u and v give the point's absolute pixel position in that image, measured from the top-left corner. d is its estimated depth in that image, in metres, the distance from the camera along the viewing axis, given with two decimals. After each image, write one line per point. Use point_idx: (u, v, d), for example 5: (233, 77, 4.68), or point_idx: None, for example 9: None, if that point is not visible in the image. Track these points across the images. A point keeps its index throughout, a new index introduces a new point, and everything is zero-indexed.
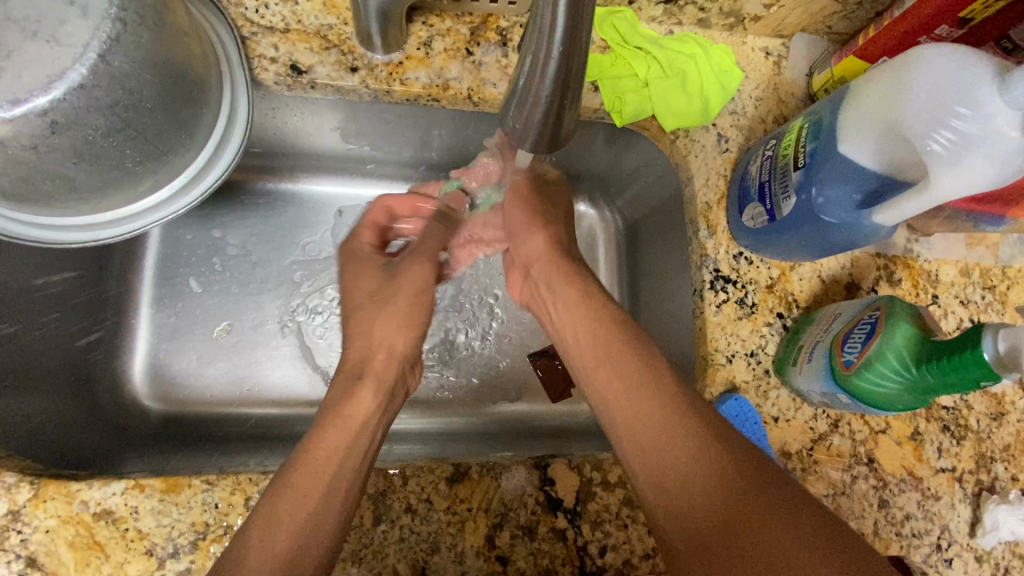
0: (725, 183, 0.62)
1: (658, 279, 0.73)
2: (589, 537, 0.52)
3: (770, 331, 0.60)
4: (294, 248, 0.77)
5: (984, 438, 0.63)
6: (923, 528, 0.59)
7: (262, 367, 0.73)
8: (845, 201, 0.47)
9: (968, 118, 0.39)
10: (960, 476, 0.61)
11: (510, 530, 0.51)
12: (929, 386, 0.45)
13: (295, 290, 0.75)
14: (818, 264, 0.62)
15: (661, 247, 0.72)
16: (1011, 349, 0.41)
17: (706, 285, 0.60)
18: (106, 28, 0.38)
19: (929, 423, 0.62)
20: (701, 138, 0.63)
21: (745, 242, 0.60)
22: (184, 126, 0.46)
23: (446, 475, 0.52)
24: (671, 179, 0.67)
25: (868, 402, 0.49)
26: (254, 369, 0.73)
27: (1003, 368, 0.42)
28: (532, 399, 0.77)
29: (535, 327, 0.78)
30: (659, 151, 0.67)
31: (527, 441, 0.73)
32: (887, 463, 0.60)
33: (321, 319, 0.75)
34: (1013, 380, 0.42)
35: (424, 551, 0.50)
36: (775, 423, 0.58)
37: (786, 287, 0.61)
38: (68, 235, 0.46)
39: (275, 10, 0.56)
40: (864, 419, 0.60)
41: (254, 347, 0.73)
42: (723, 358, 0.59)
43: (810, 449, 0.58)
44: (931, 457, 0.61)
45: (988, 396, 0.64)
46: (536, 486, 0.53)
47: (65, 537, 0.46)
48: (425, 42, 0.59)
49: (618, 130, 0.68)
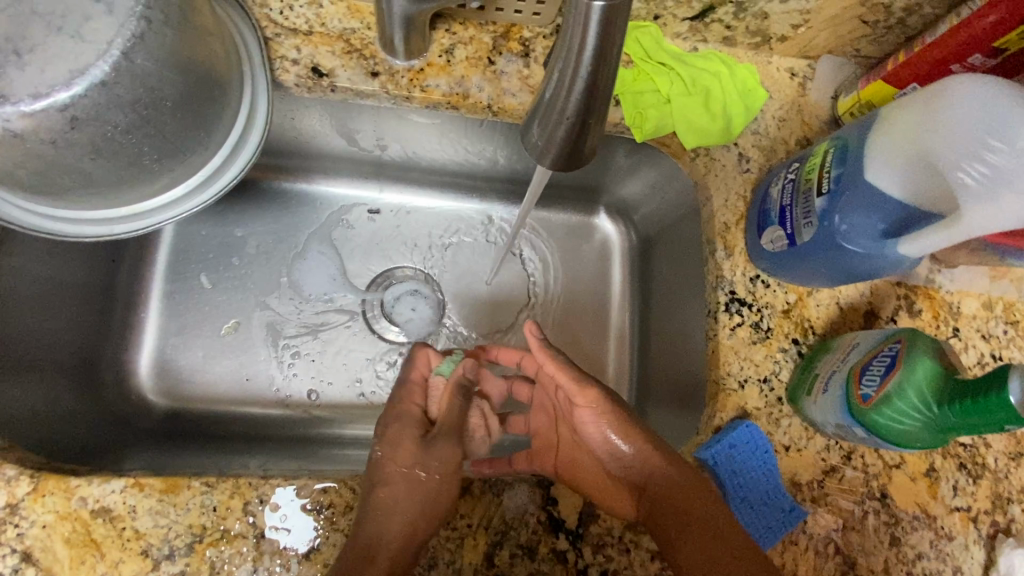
0: (745, 205, 0.61)
1: (668, 298, 0.72)
2: (590, 561, 0.51)
3: (784, 357, 0.59)
4: (306, 251, 0.76)
5: (1000, 478, 0.61)
6: (935, 568, 0.57)
7: (266, 366, 0.72)
8: (868, 230, 0.46)
9: (1004, 151, 0.38)
10: (975, 516, 0.59)
11: (509, 549, 0.50)
12: (950, 426, 0.44)
13: (302, 289, 0.75)
14: (836, 291, 0.61)
15: (674, 265, 0.71)
16: None
17: (720, 307, 0.59)
18: (130, 26, 0.38)
19: (945, 459, 0.60)
20: (722, 157, 0.62)
21: (762, 264, 0.59)
22: (202, 124, 0.45)
23: (447, 489, 0.51)
24: (689, 196, 0.67)
25: (884, 438, 0.47)
26: (258, 367, 0.72)
27: None
28: None
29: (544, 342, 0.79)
30: (678, 168, 0.66)
31: None
32: (900, 498, 0.58)
33: (329, 321, 0.75)
34: None
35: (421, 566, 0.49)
36: (786, 453, 0.57)
37: (803, 313, 0.60)
38: (83, 229, 0.45)
39: (300, 13, 0.57)
40: (877, 452, 0.59)
41: (260, 346, 0.73)
42: (734, 383, 0.57)
43: (821, 482, 0.57)
44: (946, 495, 0.59)
45: (1007, 434, 0.62)
46: (540, 506, 0.52)
47: (62, 533, 0.45)
48: (447, 49, 0.59)
49: (638, 144, 0.67)
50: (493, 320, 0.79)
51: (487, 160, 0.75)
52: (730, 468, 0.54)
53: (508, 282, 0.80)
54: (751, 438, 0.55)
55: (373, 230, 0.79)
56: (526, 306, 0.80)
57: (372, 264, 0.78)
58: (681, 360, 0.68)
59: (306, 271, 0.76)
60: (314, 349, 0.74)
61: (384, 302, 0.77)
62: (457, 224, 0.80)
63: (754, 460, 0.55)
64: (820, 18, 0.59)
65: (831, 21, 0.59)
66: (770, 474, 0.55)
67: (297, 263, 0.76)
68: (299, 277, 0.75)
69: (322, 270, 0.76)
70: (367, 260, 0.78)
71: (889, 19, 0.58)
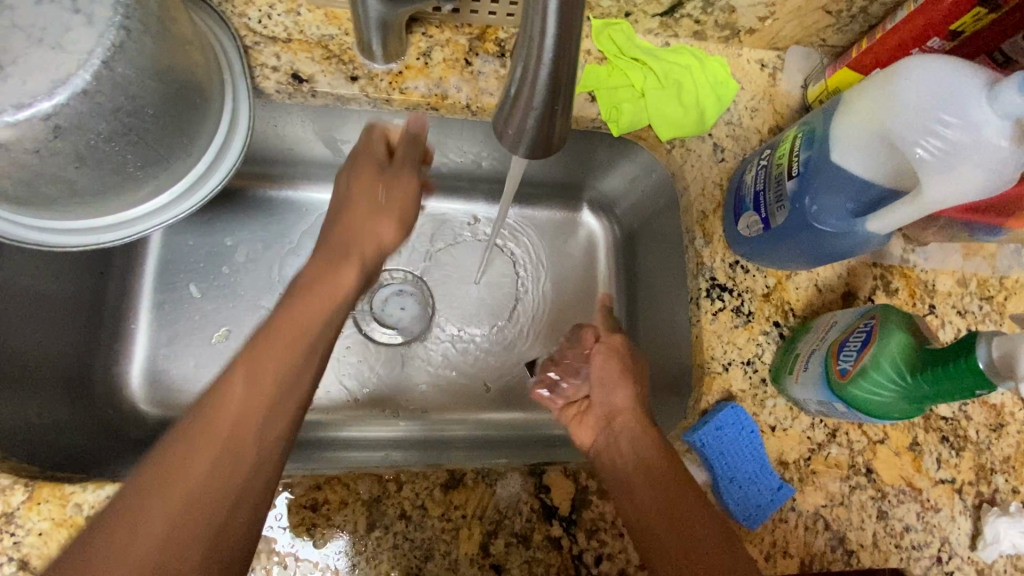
0: (722, 193, 0.63)
1: (653, 288, 0.73)
2: (584, 546, 0.52)
3: (766, 339, 0.60)
4: (293, 259, 0.77)
5: (983, 450, 0.62)
6: (923, 540, 0.59)
7: None
8: (838, 209, 0.47)
9: (957, 126, 0.40)
10: (960, 488, 0.61)
11: (504, 538, 0.51)
12: (924, 395, 0.45)
13: None
14: (814, 273, 0.63)
15: (657, 255, 0.73)
16: (1005, 356, 0.40)
17: (702, 294, 0.61)
18: (111, 35, 0.39)
19: (928, 433, 0.62)
20: (697, 147, 0.64)
21: (740, 250, 0.60)
22: (184, 131, 0.46)
23: (440, 481, 0.51)
24: (668, 187, 0.68)
25: (864, 410, 0.49)
26: None
27: (997, 377, 0.41)
28: (531, 408, 0.77)
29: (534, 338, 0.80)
30: (656, 160, 0.67)
31: (524, 450, 0.73)
32: (886, 473, 0.59)
33: None
34: (1008, 389, 0.41)
35: (418, 558, 0.49)
36: (772, 432, 0.58)
37: (783, 296, 0.62)
38: (70, 239, 0.46)
39: (278, 21, 0.58)
40: (861, 429, 0.60)
41: None
42: (719, 366, 0.59)
43: (807, 460, 0.58)
44: (930, 468, 0.61)
45: (986, 407, 0.64)
46: (531, 494, 0.52)
47: (58, 540, 0.45)
48: (425, 52, 0.60)
49: (618, 139, 0.69)
50: (482, 317, 0.80)
51: (470, 161, 0.77)
52: (719, 448, 0.56)
53: (496, 280, 0.81)
54: (736, 420, 0.56)
55: None
56: (515, 302, 0.81)
57: None
58: (667, 348, 0.69)
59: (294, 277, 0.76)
60: None
61: (374, 304, 0.77)
62: (444, 225, 0.81)
63: (741, 441, 0.56)
64: (785, 10, 0.61)
65: (796, 12, 0.61)
66: (757, 454, 0.56)
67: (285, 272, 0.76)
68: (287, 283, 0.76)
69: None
70: None
71: (852, 9, 0.60)
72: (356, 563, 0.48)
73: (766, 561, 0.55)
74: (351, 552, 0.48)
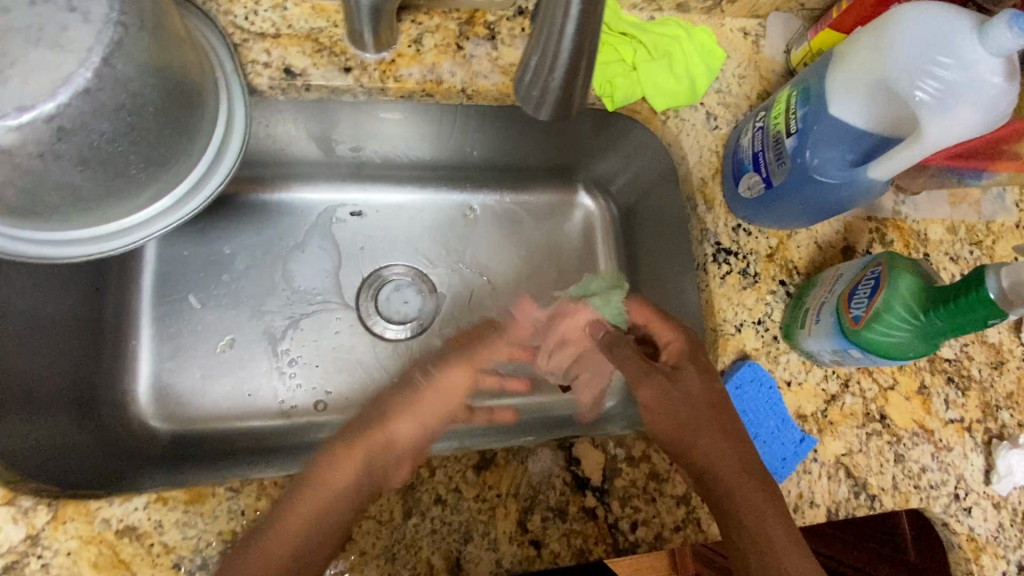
0: (718, 159, 0.64)
1: (655, 261, 0.74)
2: (619, 514, 0.53)
3: (774, 298, 0.61)
4: (300, 257, 0.77)
5: (987, 387, 0.65)
6: (940, 479, 0.61)
7: (268, 377, 0.72)
8: (838, 161, 0.49)
9: (951, 67, 0.41)
10: (969, 426, 0.63)
11: (540, 513, 0.51)
12: (938, 331, 0.47)
13: (295, 297, 0.76)
14: (813, 232, 0.64)
15: (656, 229, 0.74)
16: (1014, 283, 0.42)
17: (708, 259, 0.62)
18: (108, 31, 0.38)
19: (934, 376, 0.64)
20: (690, 118, 0.65)
21: (742, 213, 0.61)
22: (184, 130, 0.46)
23: (472, 463, 0.51)
24: (662, 159, 0.69)
25: (879, 354, 0.50)
26: (260, 379, 0.72)
27: (1007, 305, 0.43)
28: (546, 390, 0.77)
29: None
30: (648, 134, 0.68)
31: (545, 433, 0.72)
32: (899, 417, 0.61)
33: (322, 326, 0.75)
34: (1018, 315, 0.44)
35: (458, 541, 0.49)
36: (789, 387, 0.59)
37: (785, 256, 0.63)
38: (71, 250, 0.44)
39: (265, 17, 0.57)
40: (872, 377, 0.62)
41: (259, 359, 0.72)
42: (732, 328, 0.60)
43: (824, 411, 0.59)
44: (939, 409, 0.63)
45: (986, 346, 0.66)
46: (563, 466, 0.53)
47: (88, 557, 0.44)
48: (415, 39, 0.60)
49: (608, 116, 0.70)
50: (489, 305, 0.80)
51: (459, 152, 0.77)
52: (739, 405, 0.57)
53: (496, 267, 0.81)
54: (753, 378, 0.57)
55: (358, 232, 0.79)
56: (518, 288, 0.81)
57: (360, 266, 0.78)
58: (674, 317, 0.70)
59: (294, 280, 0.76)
60: (311, 357, 0.74)
61: (376, 302, 0.77)
62: (442, 217, 0.81)
63: (759, 397, 0.57)
64: None
65: None
66: (775, 409, 0.58)
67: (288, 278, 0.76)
68: (289, 287, 0.76)
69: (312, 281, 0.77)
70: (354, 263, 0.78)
71: None
72: (396, 553, 0.48)
73: (796, 513, 0.56)
74: (390, 541, 0.48)
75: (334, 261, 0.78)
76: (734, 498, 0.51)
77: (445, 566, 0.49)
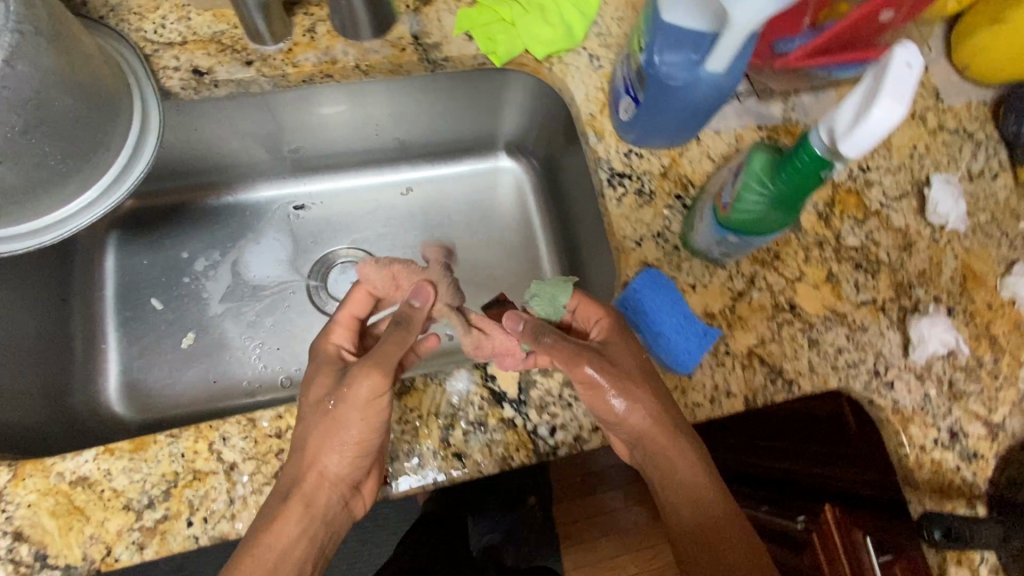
0: (604, 94, 0.69)
1: (574, 204, 0.79)
2: (538, 422, 0.56)
3: (671, 211, 0.65)
4: (251, 249, 0.83)
5: (898, 268, 0.67)
6: (857, 358, 0.63)
7: (229, 361, 0.77)
8: (681, 64, 0.53)
9: None
10: (882, 306, 0.65)
11: (461, 428, 0.55)
12: (786, 194, 0.49)
13: (247, 287, 0.81)
14: (705, 147, 0.68)
15: (569, 174, 0.79)
16: (829, 130, 0.45)
17: (605, 184, 0.66)
18: (5, 37, 0.44)
19: (841, 264, 0.66)
20: (575, 61, 0.70)
21: (631, 137, 0.66)
22: (97, 125, 0.52)
23: (393, 389, 0.56)
24: (559, 107, 0.74)
25: (747, 230, 0.53)
26: (222, 364, 0.77)
27: (833, 154, 0.46)
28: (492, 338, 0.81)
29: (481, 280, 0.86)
30: (544, 85, 0.73)
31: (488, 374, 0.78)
32: (808, 305, 0.64)
33: (275, 309, 0.81)
34: (847, 162, 0.45)
35: (384, 461, 0.54)
36: (694, 290, 0.62)
37: (679, 172, 0.67)
38: (13, 242, 0.52)
39: (172, 29, 0.64)
40: (778, 271, 0.65)
41: (219, 347, 0.78)
42: (632, 243, 0.64)
43: (732, 308, 0.62)
44: (850, 293, 0.65)
45: (893, 231, 0.69)
46: (480, 384, 0.57)
47: (46, 507, 0.50)
48: (309, 28, 0.66)
49: (507, 78, 0.75)
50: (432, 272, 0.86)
51: (383, 135, 0.84)
52: (639, 307, 0.61)
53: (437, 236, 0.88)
54: (652, 282, 0.61)
55: (302, 222, 0.86)
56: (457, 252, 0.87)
57: (306, 251, 0.84)
58: (594, 249, 0.75)
59: (246, 272, 0.82)
60: (267, 336, 0.79)
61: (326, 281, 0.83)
62: (379, 199, 0.88)
63: (661, 299, 0.61)
64: None
65: None
66: (679, 309, 0.61)
67: (243, 271, 0.82)
68: (241, 279, 0.82)
69: (262, 272, 0.82)
70: (300, 250, 0.84)
71: None
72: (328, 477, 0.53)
73: (713, 404, 0.59)
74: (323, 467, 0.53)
75: (282, 248, 0.84)
76: (663, 463, 0.55)
77: None
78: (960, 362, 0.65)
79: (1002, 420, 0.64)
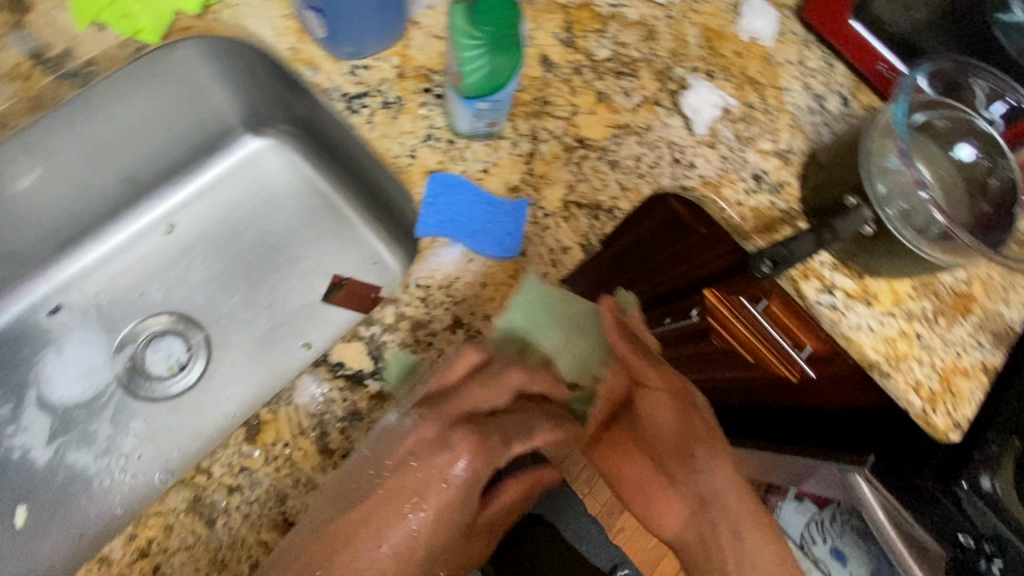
0: (294, 20, 0.60)
1: (342, 150, 0.71)
2: (408, 377, 0.53)
3: (427, 108, 0.60)
4: (38, 374, 0.74)
5: (652, 59, 0.69)
6: (656, 156, 0.65)
7: (82, 495, 0.69)
8: None
9: None
10: (655, 100, 0.67)
11: (336, 428, 0.50)
12: (497, 33, 0.46)
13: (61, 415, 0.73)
14: (427, 27, 0.62)
15: (316, 122, 0.70)
16: None
17: (347, 113, 0.59)
18: None
19: (604, 79, 0.66)
20: (243, 0, 0.60)
21: (345, 52, 0.59)
22: None
23: (242, 436, 0.49)
24: (255, 59, 0.64)
25: (489, 91, 0.49)
26: (76, 501, 0.68)
27: None
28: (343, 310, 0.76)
29: (298, 271, 0.79)
30: (221, 44, 0.63)
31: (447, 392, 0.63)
32: (594, 132, 0.64)
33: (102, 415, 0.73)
34: None
35: (276, 506, 0.48)
36: (487, 173, 0.60)
37: (415, 65, 0.61)
38: None
39: None
40: (553, 115, 0.64)
41: (66, 488, 0.69)
42: (406, 159, 0.58)
43: (530, 171, 0.61)
44: (624, 102, 0.66)
45: (632, 27, 0.69)
46: (331, 378, 0.51)
47: None
48: None
49: (177, 58, 0.64)
50: (250, 291, 0.78)
51: (97, 185, 0.72)
52: (440, 212, 0.56)
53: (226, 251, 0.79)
54: (442, 184, 0.57)
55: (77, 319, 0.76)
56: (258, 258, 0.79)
57: (100, 342, 0.76)
58: (384, 186, 0.68)
59: (47, 399, 0.73)
60: (108, 444, 0.72)
61: (139, 356, 0.75)
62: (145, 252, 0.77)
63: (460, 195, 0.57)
64: None
65: None
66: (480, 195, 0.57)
67: (43, 389, 0.73)
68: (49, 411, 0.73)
69: (71, 383, 0.74)
70: (93, 343, 0.75)
71: None
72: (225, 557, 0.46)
73: (557, 265, 0.59)
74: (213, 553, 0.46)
75: (70, 352, 0.75)
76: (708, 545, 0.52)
77: (280, 533, 0.47)
78: (737, 114, 0.69)
79: (789, 144, 0.70)
